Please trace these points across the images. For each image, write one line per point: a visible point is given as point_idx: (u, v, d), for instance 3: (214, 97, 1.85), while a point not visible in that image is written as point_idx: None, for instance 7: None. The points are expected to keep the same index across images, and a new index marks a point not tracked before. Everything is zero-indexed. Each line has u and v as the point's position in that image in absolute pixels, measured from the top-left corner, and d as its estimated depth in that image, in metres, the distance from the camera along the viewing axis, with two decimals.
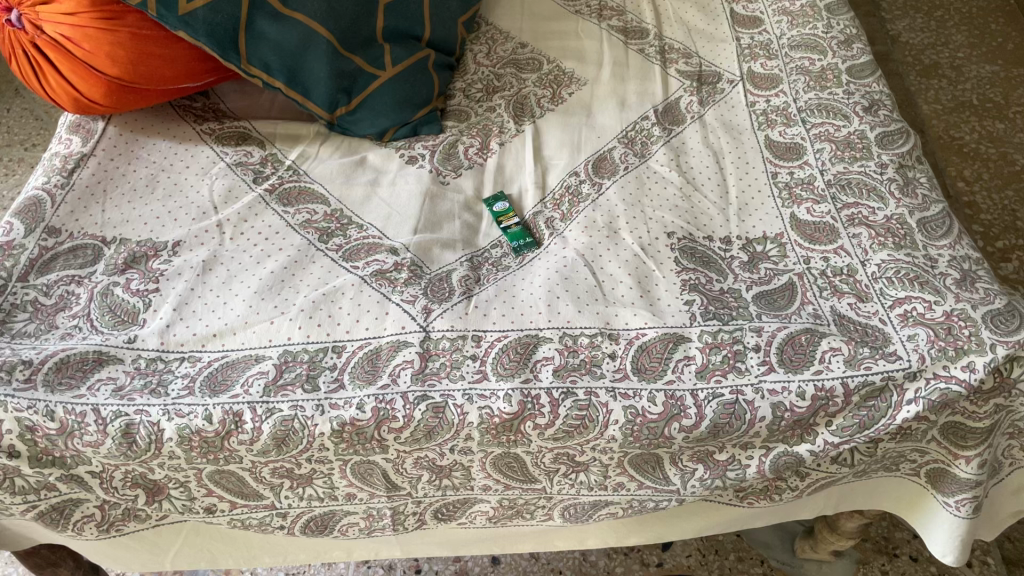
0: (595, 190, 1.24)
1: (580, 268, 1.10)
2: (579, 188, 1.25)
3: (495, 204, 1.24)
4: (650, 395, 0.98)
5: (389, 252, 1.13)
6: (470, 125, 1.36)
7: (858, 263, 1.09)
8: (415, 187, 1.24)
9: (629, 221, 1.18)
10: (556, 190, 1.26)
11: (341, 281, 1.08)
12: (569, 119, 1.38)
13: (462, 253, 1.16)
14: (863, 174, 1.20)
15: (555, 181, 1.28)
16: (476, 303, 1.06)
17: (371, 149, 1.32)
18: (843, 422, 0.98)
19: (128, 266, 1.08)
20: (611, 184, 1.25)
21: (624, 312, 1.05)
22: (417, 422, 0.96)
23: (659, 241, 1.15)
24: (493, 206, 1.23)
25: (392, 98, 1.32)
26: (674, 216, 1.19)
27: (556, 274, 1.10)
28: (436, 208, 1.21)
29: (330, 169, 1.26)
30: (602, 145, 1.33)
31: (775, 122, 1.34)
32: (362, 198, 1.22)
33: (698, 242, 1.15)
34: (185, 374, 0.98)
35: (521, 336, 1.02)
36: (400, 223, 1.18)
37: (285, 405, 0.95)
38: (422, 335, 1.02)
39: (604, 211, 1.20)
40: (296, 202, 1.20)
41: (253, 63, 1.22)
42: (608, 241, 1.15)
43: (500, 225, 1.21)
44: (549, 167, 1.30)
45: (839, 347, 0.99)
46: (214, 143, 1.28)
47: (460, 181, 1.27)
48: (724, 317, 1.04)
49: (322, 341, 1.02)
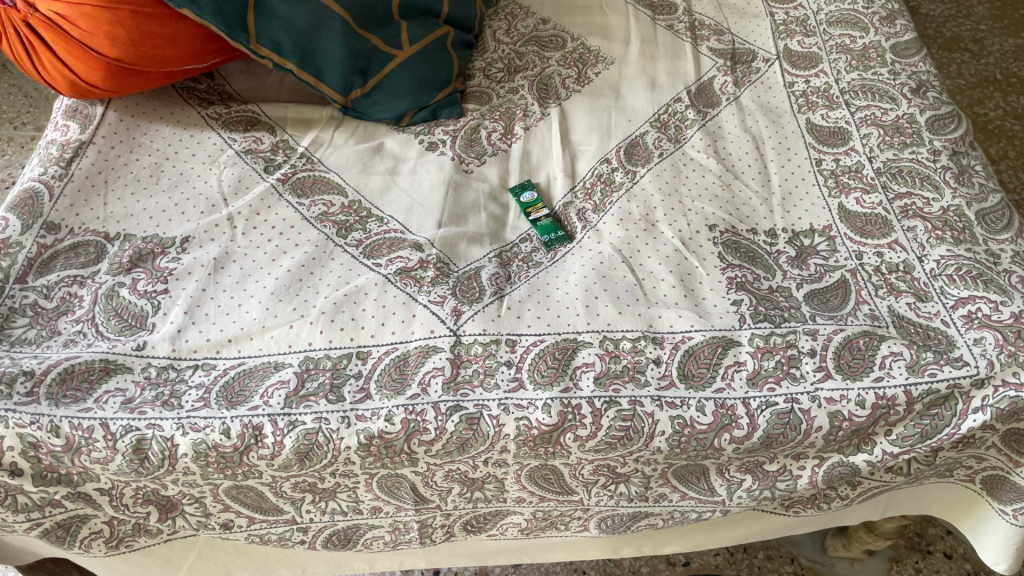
0: (629, 178, 1.17)
1: (617, 265, 1.03)
2: (611, 176, 1.17)
3: (522, 195, 1.16)
4: (699, 404, 0.91)
5: (413, 248, 1.06)
6: (493, 108, 1.28)
7: (914, 259, 1.02)
8: (438, 177, 1.16)
9: (667, 213, 1.11)
10: (587, 179, 1.18)
11: (363, 280, 1.01)
12: (597, 102, 1.30)
13: (490, 248, 1.08)
14: (915, 162, 1.13)
15: (585, 169, 1.20)
16: (509, 304, 0.99)
17: (389, 134, 1.24)
18: (903, 431, 0.92)
19: (133, 265, 1.00)
20: (646, 172, 1.17)
21: (668, 313, 0.98)
22: (450, 434, 0.90)
23: (701, 235, 1.07)
24: (520, 198, 1.16)
25: (411, 79, 1.23)
26: (715, 207, 1.11)
27: (593, 272, 1.03)
28: (461, 200, 1.14)
29: (346, 157, 1.19)
30: (634, 129, 1.25)
31: (816, 105, 1.26)
32: (381, 188, 1.15)
33: (741, 236, 1.08)
34: (199, 385, 0.91)
35: (559, 340, 0.95)
36: (423, 217, 1.10)
37: (308, 417, 0.89)
38: (452, 339, 0.95)
39: (639, 201, 1.13)
40: (311, 193, 1.13)
41: (262, 43, 1.13)
42: (646, 235, 1.07)
43: (529, 218, 1.13)
44: (578, 153, 1.23)
45: (900, 352, 0.93)
46: (222, 129, 1.20)
47: (485, 169, 1.19)
48: (775, 319, 0.97)
49: (345, 347, 0.94)
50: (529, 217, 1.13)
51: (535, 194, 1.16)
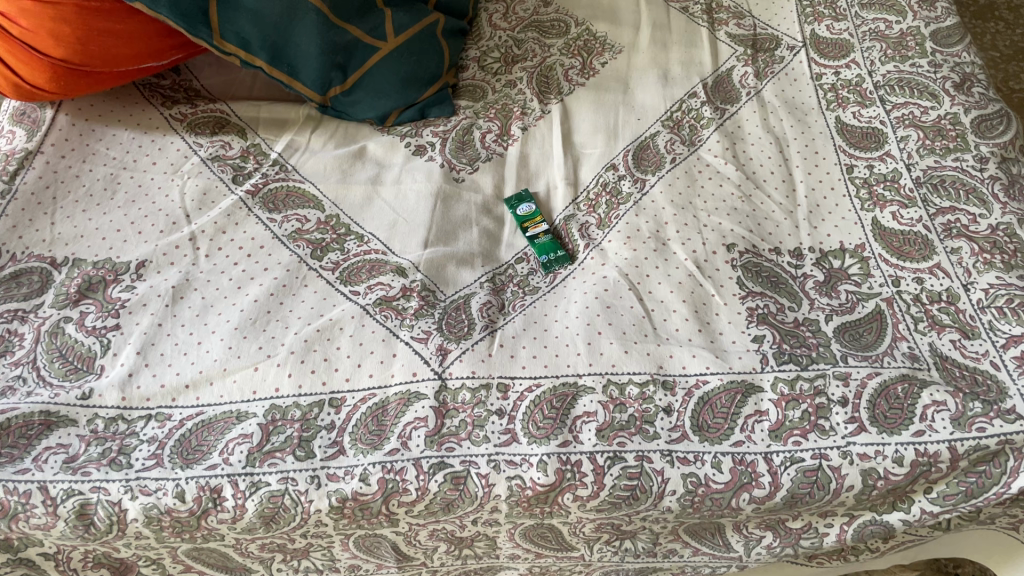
0: (638, 187, 1.05)
1: (624, 294, 0.92)
2: (618, 185, 1.05)
3: (518, 207, 1.04)
4: (715, 460, 0.81)
5: (395, 273, 0.94)
6: (487, 105, 1.16)
7: (959, 288, 0.91)
8: (425, 187, 1.05)
9: (679, 230, 0.99)
10: (591, 188, 1.07)
11: (338, 312, 0.90)
12: (603, 98, 1.17)
13: (482, 271, 0.97)
14: (958, 171, 1.01)
15: (588, 176, 1.08)
16: (501, 340, 0.88)
17: (372, 136, 1.12)
18: (945, 489, 0.82)
19: (82, 296, 0.90)
20: (657, 180, 1.05)
21: (681, 352, 0.87)
22: (434, 495, 0.80)
23: (717, 256, 0.96)
24: (516, 210, 1.04)
25: (397, 75, 1.11)
26: (734, 223, 1.00)
27: (596, 302, 0.91)
28: (450, 214, 1.02)
29: (323, 164, 1.07)
30: (644, 130, 1.13)
31: (847, 101, 1.14)
32: (362, 201, 1.03)
33: (763, 257, 0.97)
34: (152, 439, 0.81)
35: (557, 385, 0.84)
36: (407, 235, 0.99)
37: (273, 478, 0.79)
38: (436, 384, 0.84)
39: (649, 216, 1.01)
40: (283, 207, 1.01)
41: (227, 38, 1.01)
42: (656, 257, 0.96)
43: (525, 234, 1.02)
44: (581, 158, 1.11)
45: (944, 401, 0.82)
46: (186, 132, 1.08)
47: (478, 177, 1.07)
48: (802, 360, 0.86)
49: (317, 393, 0.84)
50: (525, 232, 1.02)
51: (534, 206, 1.05)
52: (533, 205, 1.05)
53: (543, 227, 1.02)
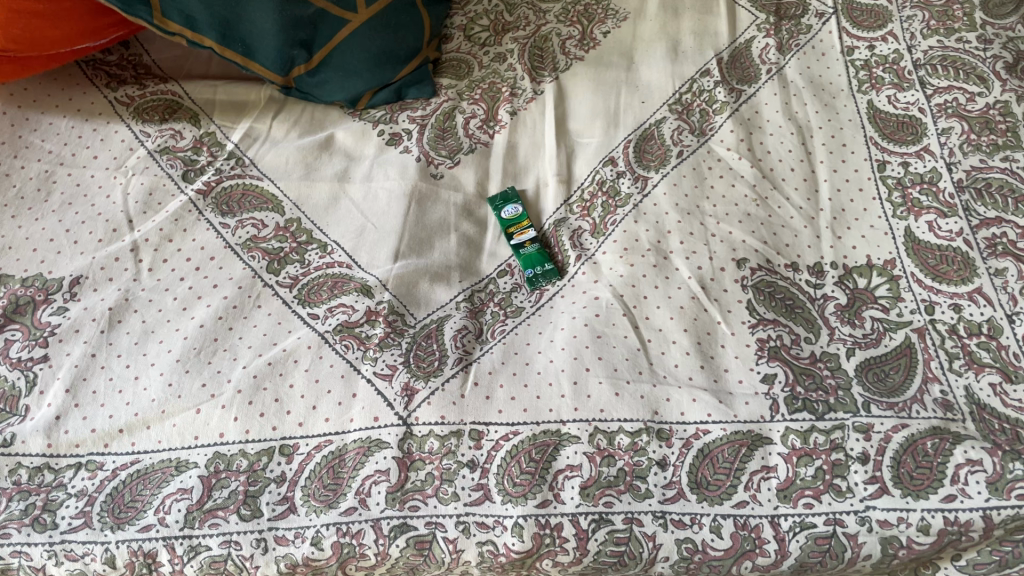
0: (638, 187, 0.92)
1: (617, 321, 0.81)
2: (616, 185, 0.93)
3: (503, 210, 0.93)
4: (714, 524, 0.71)
5: (360, 293, 0.84)
6: (473, 84, 1.04)
7: (1003, 319, 0.79)
8: (398, 185, 0.93)
9: (683, 241, 0.87)
10: (585, 186, 0.94)
11: (293, 341, 0.80)
12: (603, 75, 1.04)
13: (459, 288, 0.86)
14: (1007, 173, 0.87)
15: (583, 172, 0.96)
16: (476, 377, 0.78)
17: (342, 123, 1.00)
18: (976, 557, 0.72)
19: (8, 320, 0.80)
20: (660, 178, 0.93)
21: (679, 395, 0.76)
22: (395, 559, 0.71)
23: (726, 274, 0.85)
24: (501, 213, 0.92)
25: (368, 52, 0.97)
26: (746, 233, 0.88)
27: (585, 331, 0.80)
28: (425, 219, 0.91)
29: (285, 157, 0.95)
30: (648, 115, 1.00)
31: (882, 82, 1.00)
32: (327, 203, 0.92)
33: (778, 275, 0.85)
34: (80, 493, 0.72)
35: (537, 433, 0.74)
36: (375, 245, 0.88)
37: (214, 541, 0.70)
38: (401, 431, 0.75)
39: (650, 223, 0.89)
40: (238, 210, 0.90)
41: (169, 17, 0.89)
42: (655, 274, 0.85)
43: (510, 242, 0.90)
44: (576, 149, 0.98)
45: (980, 460, 0.71)
46: (132, 119, 0.97)
47: (459, 172, 0.95)
48: (817, 407, 0.75)
49: (266, 439, 0.75)
50: (510, 240, 0.90)
51: (521, 208, 0.93)
52: (520, 208, 0.93)
53: (529, 235, 0.90)
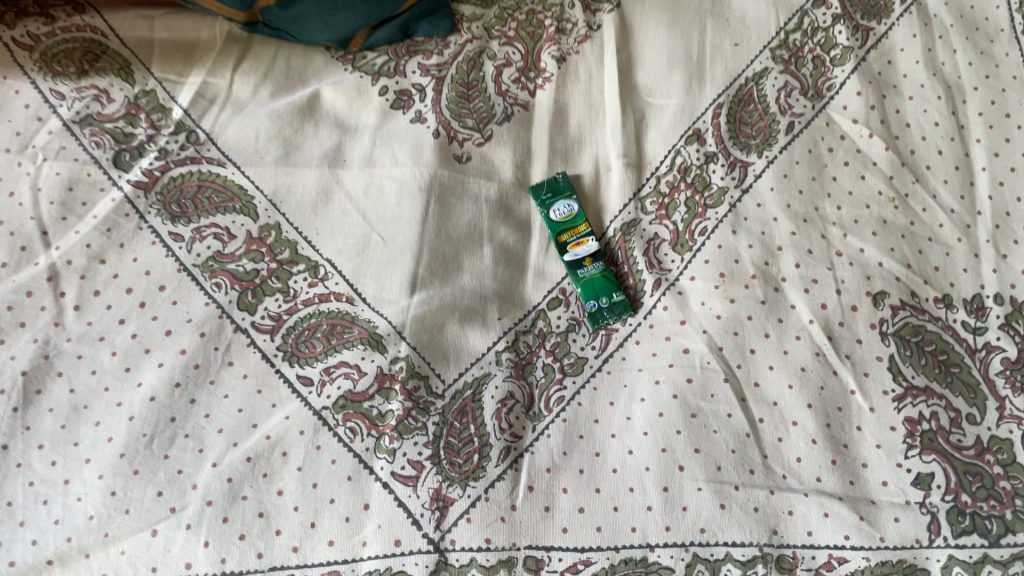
0: (734, 177, 0.69)
1: (718, 391, 0.60)
2: (704, 173, 0.69)
3: (553, 209, 0.69)
4: None
5: (366, 344, 0.62)
6: (506, 13, 0.77)
7: None
8: (410, 175, 0.68)
9: (800, 263, 0.65)
10: (662, 171, 0.70)
11: (280, 423, 0.59)
12: (681, 2, 0.76)
13: (498, 330, 0.64)
14: None
15: (658, 149, 0.71)
16: (531, 477, 0.57)
17: (328, 73, 0.74)
18: None
19: None
20: (764, 166, 0.69)
21: (806, 508, 0.56)
22: None
23: (859, 316, 0.63)
24: (549, 213, 0.69)
25: None
26: (882, 253, 0.65)
27: (675, 405, 0.60)
28: (448, 225, 0.67)
29: (254, 131, 0.70)
30: (744, 66, 0.74)
31: None
32: (314, 201, 0.68)
33: (926, 316, 0.64)
34: None
35: (616, 564, 0.55)
36: (383, 267, 0.65)
37: None
38: (432, 561, 0.55)
39: (753, 235, 0.66)
40: (195, 213, 0.67)
41: None
42: (764, 316, 0.63)
43: (564, 258, 0.67)
44: (649, 115, 0.73)
45: None
46: (38, 71, 0.69)
47: (491, 151, 0.71)
48: (989, 527, 0.56)
49: (248, 572, 0.54)
50: (564, 255, 0.67)
51: (577, 206, 0.69)
52: (575, 206, 0.69)
53: (590, 248, 0.67)
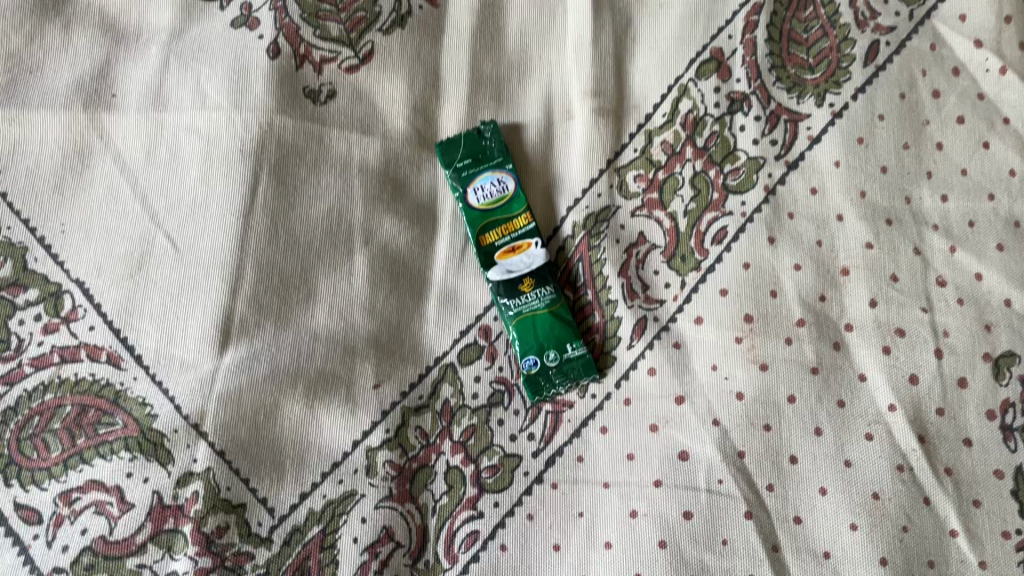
0: (775, 140, 0.41)
1: (733, 536, 0.36)
2: (725, 130, 0.42)
3: (472, 189, 0.41)
4: None
5: (137, 446, 0.36)
6: None
7: None
8: (225, 127, 0.40)
9: (876, 301, 0.39)
10: (656, 124, 0.42)
11: None
12: None
13: (371, 408, 0.38)
14: None
15: (651, 83, 0.43)
16: None
17: None
18: None
19: None
20: (825, 122, 0.42)
21: None
22: None
23: (969, 396, 0.38)
24: (466, 197, 0.41)
25: None
26: (1013, 283, 0.39)
27: (660, 560, 0.36)
28: (292, 220, 0.39)
29: None
30: None
31: None
32: (59, 173, 0.39)
33: None
34: None
35: None
36: (173, 299, 0.38)
37: None
38: None
39: (803, 246, 0.40)
40: None
41: None
42: (816, 396, 0.38)
43: (489, 278, 0.40)
44: (640, 19, 0.43)
45: None
46: None
47: (370, 81, 0.42)
48: None
49: None
50: (491, 273, 0.40)
51: (513, 184, 0.41)
52: (512, 182, 0.41)
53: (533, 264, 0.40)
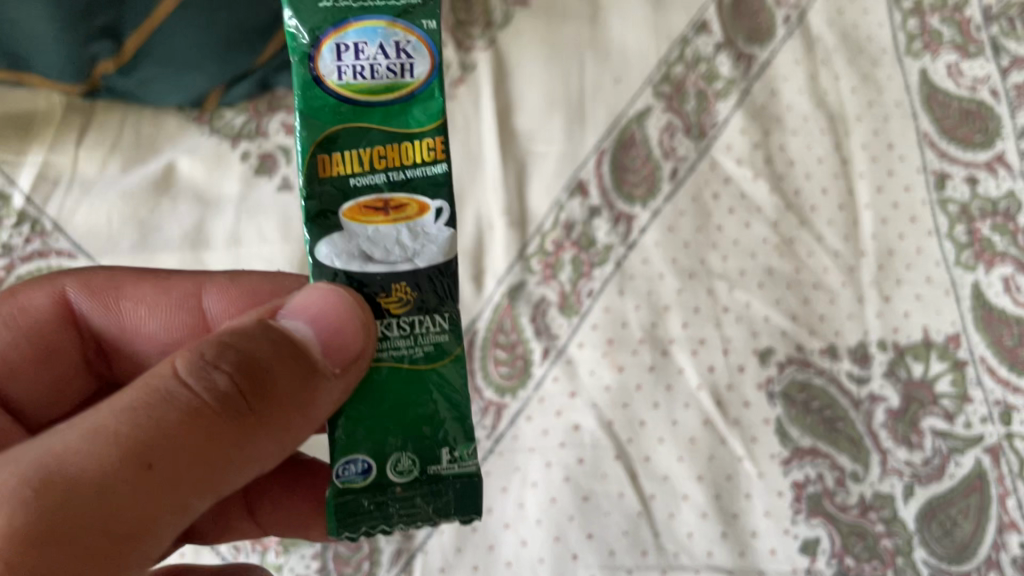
0: (619, 232, 0.67)
1: (609, 471, 0.60)
2: (589, 228, 0.67)
3: (346, 31, 0.34)
4: None
5: None
6: None
7: None
8: (280, 254, 0.65)
9: (687, 323, 0.64)
10: (546, 228, 0.68)
11: None
12: (559, 36, 0.72)
13: None
14: None
15: (541, 202, 0.68)
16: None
17: (181, 139, 0.68)
18: None
19: None
20: (649, 218, 0.68)
21: None
22: None
23: (746, 375, 0.63)
24: (317, 47, 0.34)
25: (211, 32, 0.63)
26: (770, 307, 0.65)
27: (567, 488, 0.59)
28: None
29: (106, 215, 0.65)
30: (626, 104, 0.71)
31: (940, 40, 0.72)
32: None
33: (813, 370, 0.64)
34: None
35: None
36: None
37: None
38: None
39: (641, 294, 0.65)
40: None
41: None
42: (653, 383, 0.63)
43: (319, 259, 0.35)
44: (530, 164, 0.70)
45: None
46: None
47: None
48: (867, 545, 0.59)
49: None
50: (317, 262, 0.35)
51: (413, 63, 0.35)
52: (410, 50, 0.35)
53: (399, 262, 0.36)
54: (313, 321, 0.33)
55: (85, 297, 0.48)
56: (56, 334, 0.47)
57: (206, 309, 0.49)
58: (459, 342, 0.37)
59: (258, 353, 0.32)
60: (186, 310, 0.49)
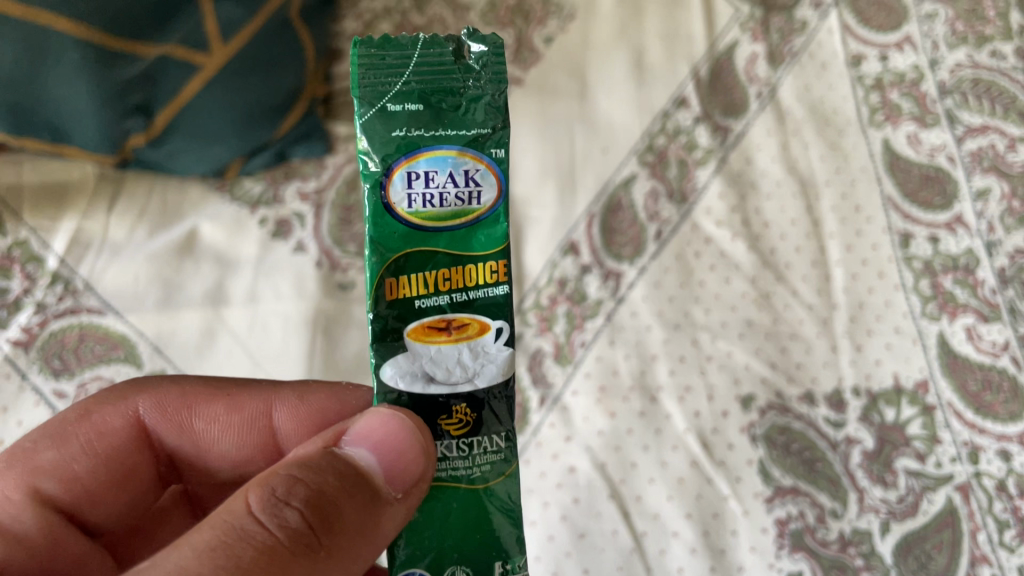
0: (609, 288, 0.73)
1: (603, 509, 0.64)
2: (580, 285, 0.73)
3: (417, 158, 0.37)
4: None
5: None
6: None
7: None
8: (294, 310, 0.70)
9: (673, 371, 0.69)
10: (541, 285, 0.73)
11: None
12: (551, 112, 0.79)
13: None
14: None
15: (536, 261, 0.74)
16: None
17: (205, 206, 0.74)
18: None
19: None
20: (636, 275, 0.73)
21: None
22: None
23: (729, 419, 0.68)
24: (390, 173, 0.37)
25: (235, 111, 0.70)
26: (749, 355, 0.70)
27: (563, 526, 0.63)
28: (336, 358, 0.69)
29: (133, 275, 0.70)
30: (613, 171, 0.77)
31: (899, 112, 0.79)
32: (199, 343, 0.68)
33: (791, 414, 0.68)
34: None
35: None
36: None
37: None
38: None
39: (630, 345, 0.70)
40: (76, 367, 0.66)
41: None
42: (643, 427, 0.67)
43: (383, 378, 0.38)
44: (526, 227, 0.75)
45: None
46: None
47: None
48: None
49: None
50: (382, 381, 0.38)
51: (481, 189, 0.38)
52: (480, 177, 0.38)
53: (461, 382, 0.38)
54: (377, 447, 0.36)
55: (155, 415, 0.51)
56: (130, 452, 0.51)
57: (275, 428, 0.52)
58: (512, 460, 0.39)
59: (326, 487, 0.36)
60: (258, 430, 0.52)
